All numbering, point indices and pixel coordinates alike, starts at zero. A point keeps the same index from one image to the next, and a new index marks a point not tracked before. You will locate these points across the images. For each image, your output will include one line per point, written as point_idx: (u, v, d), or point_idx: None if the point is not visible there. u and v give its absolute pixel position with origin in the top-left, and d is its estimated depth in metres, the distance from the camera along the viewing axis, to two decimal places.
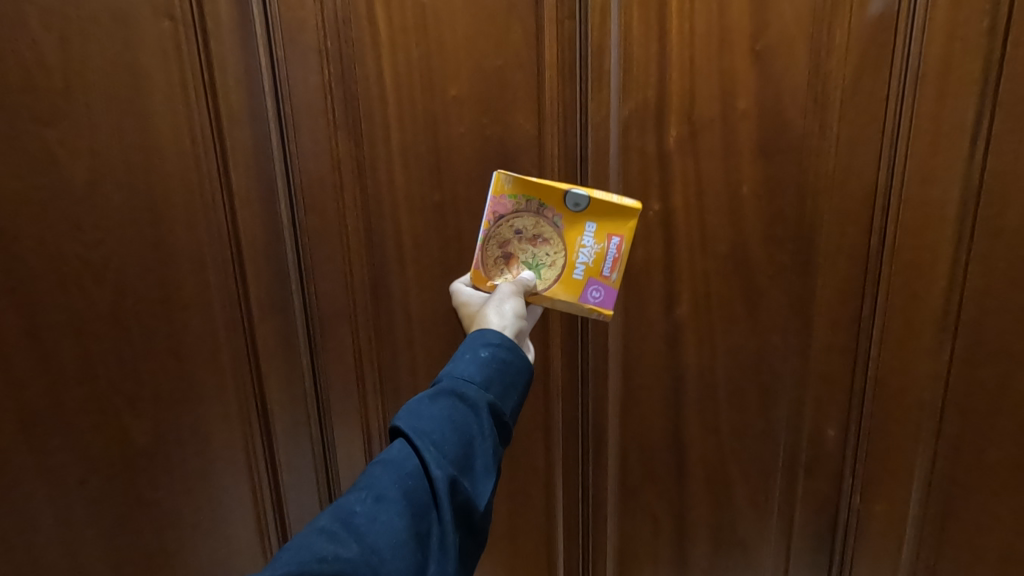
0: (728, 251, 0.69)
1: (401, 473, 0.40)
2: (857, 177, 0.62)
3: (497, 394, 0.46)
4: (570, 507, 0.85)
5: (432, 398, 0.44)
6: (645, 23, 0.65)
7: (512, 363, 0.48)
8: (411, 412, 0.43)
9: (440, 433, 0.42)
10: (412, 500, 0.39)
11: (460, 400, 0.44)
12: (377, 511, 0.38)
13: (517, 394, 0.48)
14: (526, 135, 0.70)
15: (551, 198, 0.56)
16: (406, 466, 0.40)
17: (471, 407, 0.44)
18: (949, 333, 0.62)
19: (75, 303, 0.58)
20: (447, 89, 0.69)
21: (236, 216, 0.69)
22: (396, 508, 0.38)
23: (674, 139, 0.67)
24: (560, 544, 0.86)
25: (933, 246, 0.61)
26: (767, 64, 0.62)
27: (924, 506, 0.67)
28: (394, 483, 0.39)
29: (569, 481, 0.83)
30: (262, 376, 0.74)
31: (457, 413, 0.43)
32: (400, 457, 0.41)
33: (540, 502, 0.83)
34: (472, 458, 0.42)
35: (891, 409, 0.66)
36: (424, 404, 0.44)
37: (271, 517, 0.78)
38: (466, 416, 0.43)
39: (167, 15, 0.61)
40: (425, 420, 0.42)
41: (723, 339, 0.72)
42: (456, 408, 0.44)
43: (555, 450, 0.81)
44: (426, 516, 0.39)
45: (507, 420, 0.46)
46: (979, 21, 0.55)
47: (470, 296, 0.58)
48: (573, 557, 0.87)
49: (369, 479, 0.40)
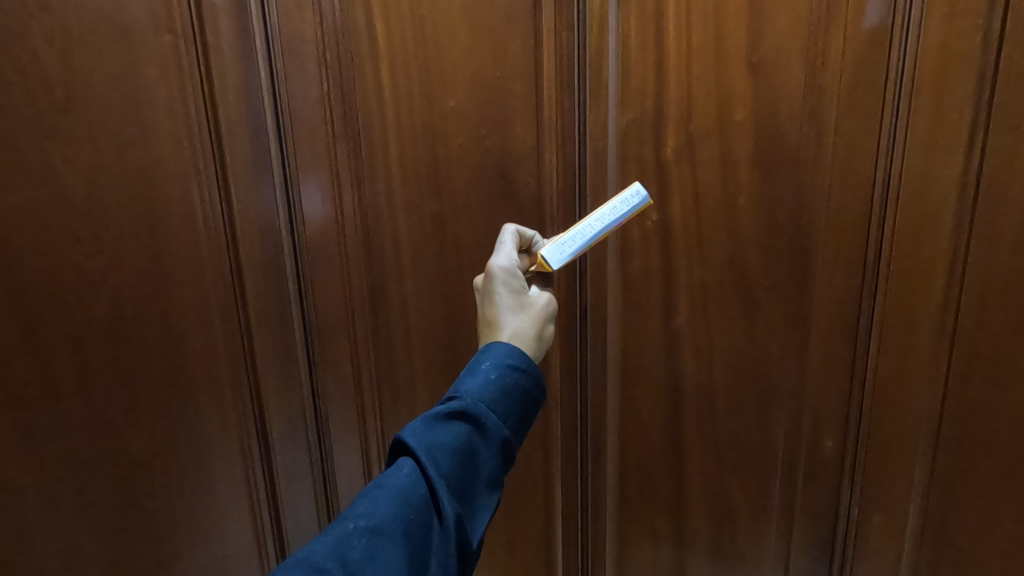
0: (725, 261, 0.69)
1: (403, 504, 0.41)
2: (853, 190, 0.62)
3: (511, 421, 0.47)
4: (570, 511, 0.86)
5: (448, 418, 0.45)
6: (642, 38, 0.66)
7: (531, 393, 0.49)
8: (424, 431, 0.44)
9: (449, 462, 0.43)
10: (411, 536, 0.40)
11: (477, 428, 0.45)
12: (376, 545, 0.39)
13: (528, 421, 0.49)
14: (526, 144, 0.72)
15: None
16: (409, 496, 0.41)
17: (485, 438, 0.45)
18: (947, 346, 0.61)
19: (72, 313, 0.56)
20: (447, 100, 0.69)
21: (235, 227, 0.69)
22: (396, 546, 0.40)
23: (671, 150, 0.69)
24: (559, 547, 0.87)
25: (930, 256, 0.60)
26: (761, 76, 0.63)
27: (923, 518, 0.66)
28: (397, 517, 0.40)
29: (567, 483, 0.85)
30: (260, 387, 0.74)
31: (471, 440, 0.45)
32: (403, 482, 0.42)
33: (539, 506, 0.85)
34: (475, 488, 0.45)
35: (890, 422, 0.66)
36: (439, 422, 0.45)
37: (268, 529, 0.78)
38: (479, 443, 0.45)
39: (167, 29, 0.61)
40: (436, 444, 0.43)
41: (721, 349, 0.72)
42: (470, 433, 0.45)
43: (555, 455, 0.83)
44: (424, 553, 0.41)
45: (515, 452, 0.48)
46: (972, 34, 0.55)
47: (502, 284, 0.53)
48: (572, 561, 0.88)
49: (370, 506, 0.41)
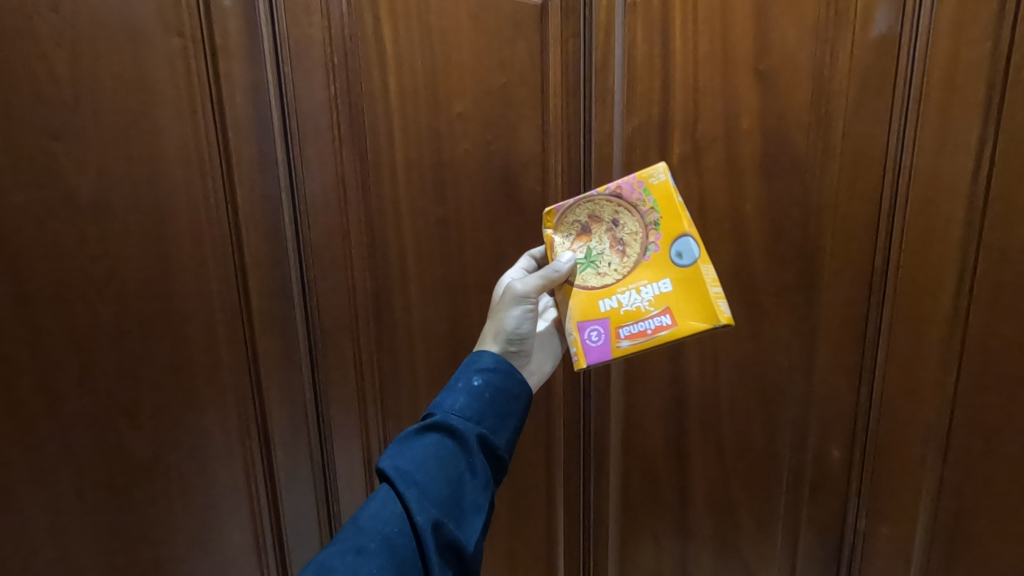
0: (732, 268, 0.71)
1: (383, 521, 0.43)
2: (862, 198, 0.62)
3: (489, 422, 0.50)
4: (571, 506, 0.89)
5: (421, 433, 0.48)
6: (650, 42, 0.71)
7: (508, 391, 0.52)
8: (399, 451, 0.47)
9: (426, 471, 0.46)
10: (394, 550, 0.42)
11: (450, 434, 0.48)
12: (360, 564, 0.41)
13: (512, 423, 0.52)
14: (532, 151, 0.78)
15: (677, 228, 0.55)
16: (388, 512, 0.44)
17: (460, 442, 0.48)
18: (955, 355, 0.59)
19: (77, 316, 0.56)
20: (453, 106, 0.73)
21: (240, 229, 0.66)
22: (379, 559, 0.42)
23: (678, 156, 0.72)
24: (561, 539, 0.90)
25: (937, 262, 0.59)
26: (768, 84, 0.64)
27: (931, 530, 0.63)
28: (378, 534, 0.43)
29: (568, 482, 0.88)
30: (263, 395, 0.71)
31: (446, 448, 0.47)
32: (383, 502, 0.45)
33: (543, 503, 0.87)
34: (461, 491, 0.47)
35: (894, 432, 0.64)
36: (413, 439, 0.48)
37: (270, 545, 0.75)
38: (455, 449, 0.48)
39: (176, 32, 0.59)
40: (411, 459, 0.46)
41: (726, 354, 0.73)
42: (444, 442, 0.48)
43: (557, 449, 0.86)
44: (411, 564, 0.42)
45: (502, 452, 0.50)
46: (982, 41, 0.53)
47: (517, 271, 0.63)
48: (574, 558, 0.91)
49: (352, 531, 0.43)
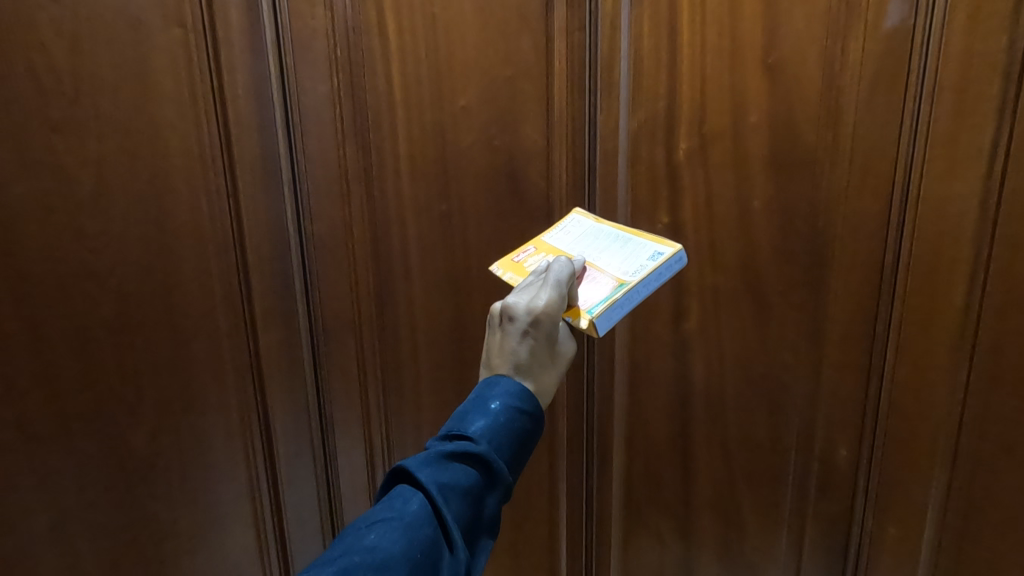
0: (739, 265, 0.69)
1: (413, 545, 0.37)
2: (872, 194, 0.60)
3: (520, 467, 0.45)
4: (575, 507, 0.88)
5: (465, 456, 0.42)
6: (659, 28, 0.65)
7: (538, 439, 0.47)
8: (439, 466, 0.41)
9: (462, 502, 0.40)
10: None
11: (493, 471, 0.42)
12: None
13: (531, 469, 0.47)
14: (536, 145, 0.71)
15: None
16: (420, 535, 0.38)
17: (497, 483, 0.42)
18: (968, 351, 0.59)
19: (77, 308, 0.56)
20: (457, 98, 0.69)
21: (242, 221, 0.67)
22: None
23: (684, 151, 0.68)
24: (563, 537, 0.89)
25: (952, 257, 0.58)
26: (781, 79, 0.62)
27: (940, 526, 0.63)
28: (404, 558, 0.37)
29: (571, 481, 0.87)
30: (264, 386, 0.71)
31: (484, 483, 0.42)
32: (416, 519, 0.39)
33: (545, 494, 0.88)
34: (473, 538, 0.42)
35: (904, 426, 0.63)
36: (455, 456, 0.42)
37: (271, 533, 0.75)
38: (490, 488, 0.42)
39: (178, 23, 0.59)
40: (451, 483, 0.40)
41: (734, 354, 0.72)
42: (484, 475, 0.42)
43: (559, 448, 0.85)
44: None
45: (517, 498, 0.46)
46: (998, 34, 0.53)
47: (528, 338, 0.47)
48: (577, 560, 0.90)
49: (376, 541, 0.37)
